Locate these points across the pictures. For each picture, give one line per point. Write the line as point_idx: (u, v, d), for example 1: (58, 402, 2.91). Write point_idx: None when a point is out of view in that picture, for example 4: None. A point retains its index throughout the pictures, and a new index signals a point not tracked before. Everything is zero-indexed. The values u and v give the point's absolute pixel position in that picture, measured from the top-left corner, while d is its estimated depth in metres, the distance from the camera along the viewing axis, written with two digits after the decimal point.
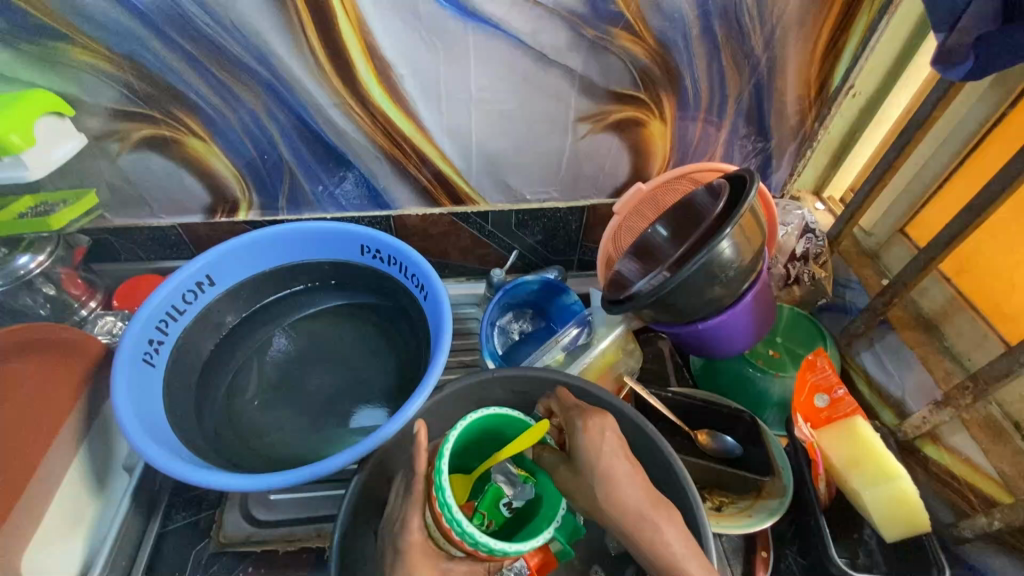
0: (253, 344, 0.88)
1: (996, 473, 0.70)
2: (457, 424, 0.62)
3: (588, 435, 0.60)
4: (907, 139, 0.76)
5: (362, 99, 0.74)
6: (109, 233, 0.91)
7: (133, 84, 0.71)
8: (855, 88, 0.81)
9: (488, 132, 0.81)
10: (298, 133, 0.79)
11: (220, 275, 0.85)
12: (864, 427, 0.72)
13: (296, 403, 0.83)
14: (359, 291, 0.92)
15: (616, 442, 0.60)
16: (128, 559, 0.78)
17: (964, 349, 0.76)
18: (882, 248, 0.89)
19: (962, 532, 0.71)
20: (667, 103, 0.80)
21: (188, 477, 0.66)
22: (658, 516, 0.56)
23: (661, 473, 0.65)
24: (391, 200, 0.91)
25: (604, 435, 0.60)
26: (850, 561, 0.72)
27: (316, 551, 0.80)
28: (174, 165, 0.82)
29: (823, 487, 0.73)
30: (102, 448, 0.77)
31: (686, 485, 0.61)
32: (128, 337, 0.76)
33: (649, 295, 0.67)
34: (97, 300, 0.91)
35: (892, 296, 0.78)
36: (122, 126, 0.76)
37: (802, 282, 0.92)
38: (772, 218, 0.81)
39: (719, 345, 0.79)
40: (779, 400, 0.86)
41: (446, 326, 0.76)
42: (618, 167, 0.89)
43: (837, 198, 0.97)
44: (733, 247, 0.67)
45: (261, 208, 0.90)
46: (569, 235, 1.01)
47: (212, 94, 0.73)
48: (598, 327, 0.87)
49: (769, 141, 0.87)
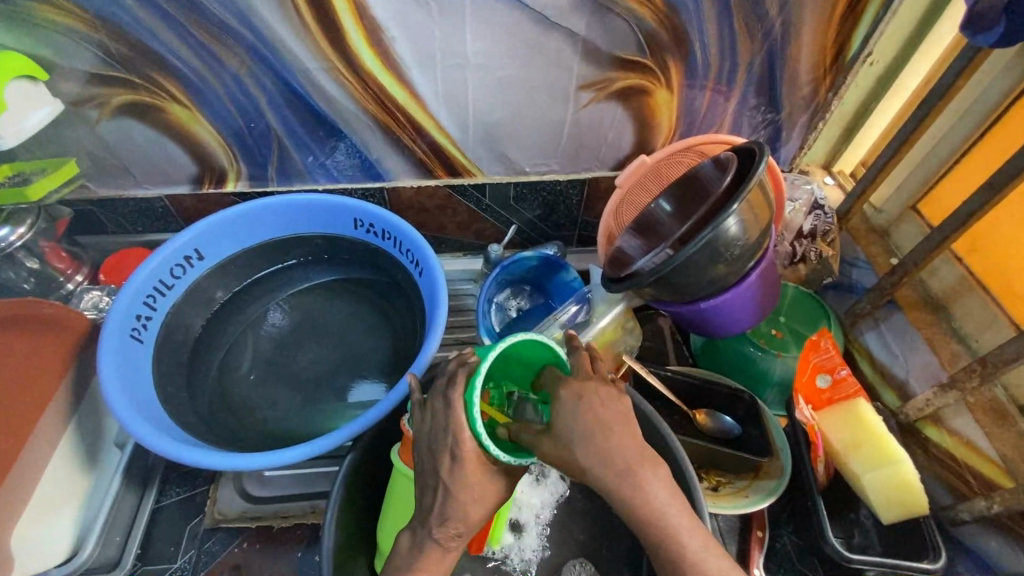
0: (246, 319, 0.86)
1: (997, 456, 0.69)
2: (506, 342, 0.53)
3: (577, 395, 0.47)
4: (927, 111, 0.72)
5: (352, 64, 0.70)
6: (93, 205, 0.88)
7: (108, 45, 0.67)
8: (873, 56, 0.76)
9: (486, 101, 0.77)
10: (284, 98, 0.75)
11: (209, 249, 0.82)
12: (868, 408, 0.71)
13: (291, 379, 0.82)
14: (352, 266, 0.90)
15: (616, 406, 0.47)
16: (121, 534, 0.78)
17: (973, 330, 0.75)
18: (891, 226, 0.87)
19: (960, 514, 0.71)
20: (675, 72, 0.76)
21: (175, 455, 0.65)
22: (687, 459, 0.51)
23: None
24: (384, 171, 0.87)
25: (585, 386, 0.48)
26: (846, 540, 0.71)
27: (310, 527, 0.80)
28: (157, 133, 0.78)
29: (822, 467, 0.72)
30: (92, 424, 0.76)
31: (685, 472, 0.59)
32: (115, 314, 0.74)
33: (651, 273, 0.65)
34: (83, 274, 0.90)
35: (902, 276, 0.76)
36: (100, 91, 0.72)
37: (808, 260, 0.90)
38: (781, 192, 0.78)
39: (721, 324, 0.77)
40: (780, 379, 0.85)
41: (442, 300, 0.75)
42: (621, 138, 0.85)
43: (847, 172, 0.94)
44: (739, 224, 0.64)
45: (249, 179, 0.87)
46: (569, 210, 0.98)
47: (193, 58, 0.69)
48: (597, 304, 0.88)
49: (780, 112, 0.84)
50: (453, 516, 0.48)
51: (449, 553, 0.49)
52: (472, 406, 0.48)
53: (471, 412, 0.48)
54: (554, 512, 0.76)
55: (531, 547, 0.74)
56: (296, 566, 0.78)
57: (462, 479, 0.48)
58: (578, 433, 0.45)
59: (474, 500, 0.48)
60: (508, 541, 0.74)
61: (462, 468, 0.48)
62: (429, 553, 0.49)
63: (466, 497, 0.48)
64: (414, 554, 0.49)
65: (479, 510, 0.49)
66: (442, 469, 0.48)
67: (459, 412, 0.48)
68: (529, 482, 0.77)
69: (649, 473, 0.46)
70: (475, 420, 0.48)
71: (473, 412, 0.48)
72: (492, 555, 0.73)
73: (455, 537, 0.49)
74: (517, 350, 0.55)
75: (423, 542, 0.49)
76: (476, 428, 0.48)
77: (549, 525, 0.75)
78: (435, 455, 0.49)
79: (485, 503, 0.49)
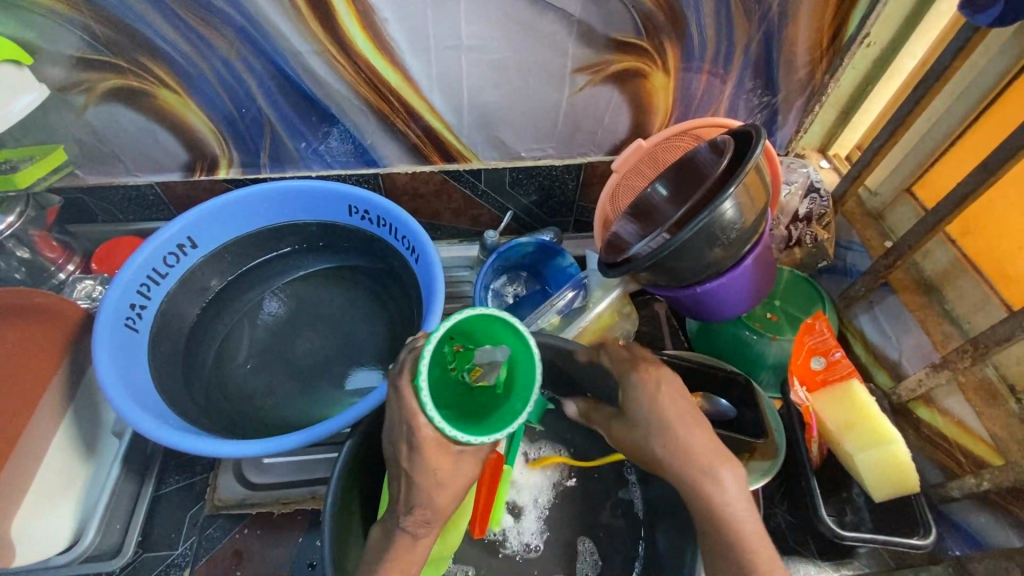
0: (243, 307, 0.85)
1: (987, 435, 0.71)
2: (451, 316, 0.50)
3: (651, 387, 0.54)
4: (923, 92, 0.72)
5: (343, 47, 0.69)
6: (82, 192, 0.87)
7: (93, 28, 0.65)
8: (870, 37, 0.76)
9: (480, 84, 0.76)
10: (275, 82, 0.73)
11: (202, 237, 0.82)
12: (861, 389, 0.72)
13: (288, 367, 0.81)
14: (348, 254, 0.89)
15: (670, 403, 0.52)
16: (122, 522, 0.78)
17: (964, 312, 0.76)
18: (886, 208, 0.87)
19: (950, 492, 0.73)
20: (671, 54, 0.75)
21: (173, 442, 0.65)
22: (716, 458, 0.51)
23: None
24: (378, 157, 0.87)
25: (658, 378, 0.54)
26: (838, 518, 0.73)
27: (311, 513, 0.81)
28: (146, 120, 0.77)
29: (815, 448, 0.74)
30: (91, 412, 0.76)
31: None
32: (108, 303, 0.73)
33: (647, 258, 0.65)
34: (75, 264, 0.88)
35: (896, 259, 0.76)
36: (87, 76, 0.70)
37: (804, 244, 0.91)
38: (777, 175, 0.78)
39: (717, 307, 0.77)
40: (774, 362, 0.86)
41: (438, 287, 0.74)
42: (617, 121, 0.85)
43: (843, 155, 0.94)
44: (735, 208, 0.64)
45: (242, 166, 0.86)
46: (565, 195, 0.97)
47: (181, 40, 0.68)
48: (593, 290, 0.88)
49: (776, 95, 0.83)
50: (419, 505, 0.52)
51: (418, 541, 0.53)
52: (420, 391, 0.47)
53: (422, 398, 0.47)
54: (551, 494, 0.77)
55: (529, 531, 0.75)
56: (296, 551, 0.78)
57: (444, 457, 0.50)
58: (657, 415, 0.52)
59: None
60: (508, 523, 0.75)
61: (420, 457, 0.50)
62: (399, 544, 0.53)
63: (429, 481, 0.51)
64: (387, 543, 0.53)
65: None
66: (448, 449, 0.49)
67: (410, 399, 0.48)
68: (525, 465, 0.78)
69: (712, 461, 0.49)
70: (425, 405, 0.47)
71: (422, 398, 0.47)
72: (494, 537, 0.74)
73: (423, 523, 0.53)
74: (472, 330, 0.53)
75: (392, 531, 0.53)
76: (430, 414, 0.47)
77: (547, 508, 0.76)
78: (394, 444, 0.52)
79: None
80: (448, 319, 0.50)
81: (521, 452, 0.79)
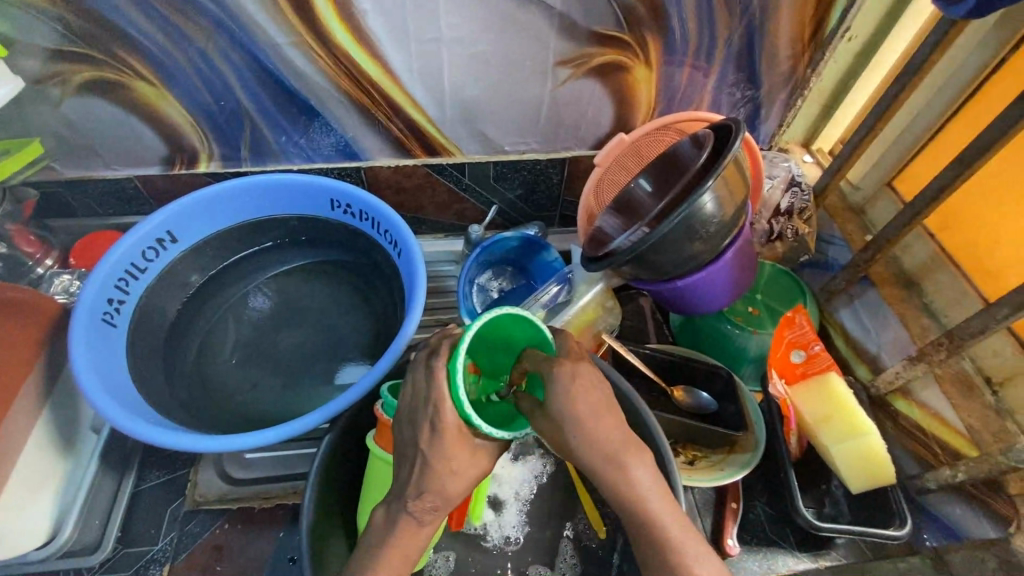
0: (225, 302, 0.85)
1: (962, 427, 0.72)
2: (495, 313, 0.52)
3: (569, 382, 0.46)
4: (903, 86, 0.72)
5: (322, 39, 0.69)
6: (60, 186, 0.86)
7: (67, 19, 0.65)
8: (851, 31, 0.76)
9: (462, 77, 0.76)
10: (254, 74, 0.73)
11: (183, 232, 0.81)
12: (839, 382, 0.72)
13: (270, 362, 0.81)
14: (330, 249, 0.89)
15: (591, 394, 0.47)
16: (101, 517, 0.78)
17: (942, 306, 0.76)
18: (868, 203, 0.88)
19: (926, 484, 0.74)
20: (653, 47, 0.75)
21: (153, 438, 0.65)
22: (630, 457, 0.47)
23: None
24: (360, 150, 0.86)
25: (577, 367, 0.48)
26: (816, 510, 0.73)
27: (291, 507, 0.81)
28: (123, 113, 0.76)
29: (793, 440, 0.74)
30: (69, 408, 0.75)
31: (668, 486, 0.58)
32: (85, 297, 0.73)
33: (627, 251, 0.65)
34: (53, 258, 0.87)
35: (875, 253, 0.77)
36: (62, 67, 0.69)
37: (785, 238, 0.90)
38: (758, 169, 0.78)
39: (699, 301, 0.77)
40: (756, 356, 0.86)
41: (420, 281, 0.74)
42: (600, 115, 0.84)
43: (826, 150, 0.94)
44: (715, 201, 0.64)
45: (222, 160, 0.85)
46: (550, 189, 0.97)
47: (158, 33, 0.67)
48: (578, 285, 0.88)
49: (759, 89, 0.83)
50: (397, 498, 0.51)
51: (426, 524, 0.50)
52: (453, 373, 0.48)
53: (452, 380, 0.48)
54: (534, 488, 0.77)
55: (511, 524, 0.75)
56: (276, 545, 0.78)
57: (418, 450, 0.50)
58: (568, 415, 0.46)
59: (448, 476, 0.49)
60: (488, 517, 0.76)
61: (423, 445, 0.49)
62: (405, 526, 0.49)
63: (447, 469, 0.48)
64: (389, 530, 0.50)
65: (455, 487, 0.50)
66: (423, 439, 0.49)
67: (441, 382, 0.49)
68: (508, 460, 0.78)
69: (624, 453, 0.46)
70: (454, 387, 0.48)
71: (455, 384, 0.48)
72: (474, 531, 0.74)
73: (434, 508, 0.49)
74: (504, 326, 0.54)
75: (396, 515, 0.50)
76: (456, 397, 0.48)
77: (529, 502, 0.77)
78: (420, 423, 0.50)
79: (453, 474, 0.49)
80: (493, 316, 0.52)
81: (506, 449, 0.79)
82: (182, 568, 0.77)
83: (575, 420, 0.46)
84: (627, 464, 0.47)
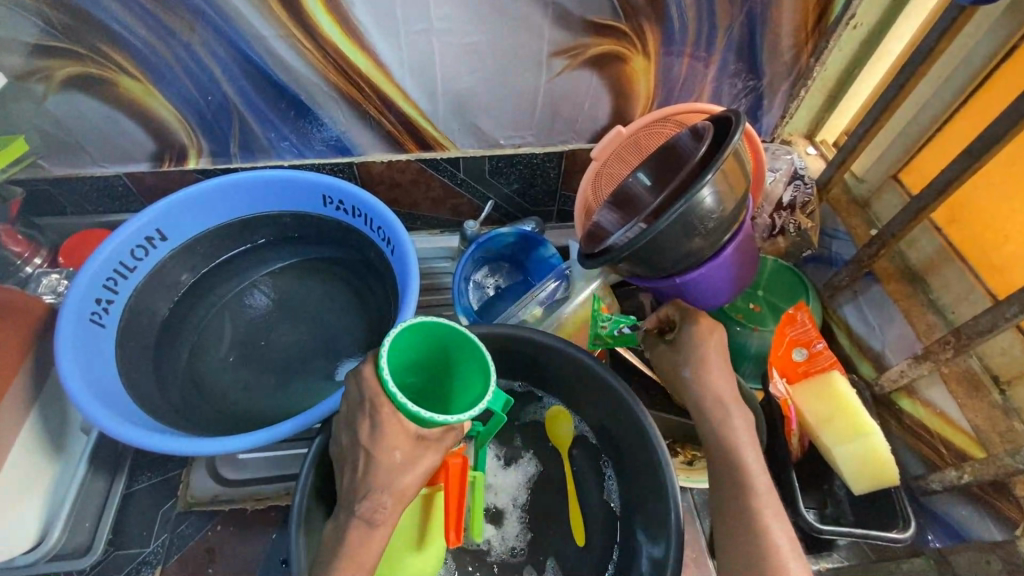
0: (216, 301, 0.84)
1: (968, 427, 0.70)
2: (409, 326, 0.53)
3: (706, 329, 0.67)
4: (909, 74, 0.69)
5: (309, 31, 0.67)
6: (48, 184, 0.84)
7: (47, 13, 0.63)
8: (856, 19, 0.73)
9: (453, 69, 0.73)
10: (240, 68, 0.71)
11: (172, 230, 0.80)
12: (841, 381, 0.71)
13: (261, 362, 0.80)
14: (322, 246, 0.87)
15: (718, 347, 0.66)
16: (92, 520, 0.78)
17: (949, 302, 0.74)
18: (873, 196, 0.85)
19: (930, 484, 0.72)
20: (651, 37, 0.72)
21: (142, 441, 0.64)
22: (731, 407, 0.63)
23: (638, 451, 0.64)
24: (353, 145, 0.84)
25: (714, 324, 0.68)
26: (818, 511, 0.72)
27: (283, 509, 0.80)
28: (108, 108, 0.74)
29: (795, 441, 0.72)
30: (58, 410, 0.75)
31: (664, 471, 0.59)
32: (73, 298, 0.72)
33: (623, 248, 0.63)
34: (42, 257, 0.86)
35: (880, 248, 0.75)
36: (45, 63, 0.68)
37: (787, 233, 0.89)
38: (760, 162, 0.76)
39: (699, 299, 0.75)
40: (757, 354, 0.84)
41: (413, 279, 0.73)
42: (597, 108, 0.82)
43: (830, 142, 0.92)
44: (714, 195, 0.62)
45: (212, 156, 0.84)
46: (547, 183, 0.95)
47: (142, 27, 0.65)
48: (576, 281, 0.85)
49: (761, 79, 0.81)
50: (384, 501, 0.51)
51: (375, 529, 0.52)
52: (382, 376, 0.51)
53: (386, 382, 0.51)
54: (528, 492, 0.76)
55: (513, 535, 0.74)
56: (268, 547, 0.78)
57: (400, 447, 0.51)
58: (700, 353, 0.66)
59: None
60: (490, 532, 0.74)
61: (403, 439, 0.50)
62: (354, 535, 0.51)
63: (387, 459, 0.52)
64: (356, 531, 0.51)
65: None
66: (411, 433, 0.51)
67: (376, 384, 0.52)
68: (497, 467, 0.77)
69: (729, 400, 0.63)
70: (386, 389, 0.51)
71: (389, 389, 0.51)
72: (478, 547, 0.73)
73: (377, 511, 0.52)
74: (428, 338, 0.55)
75: (387, 514, 0.52)
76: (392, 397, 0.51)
77: (526, 510, 0.76)
78: (354, 426, 0.53)
79: None
80: (407, 328, 0.53)
81: (493, 455, 0.78)
82: (173, 570, 0.77)
83: (698, 361, 0.65)
84: (727, 410, 0.62)
